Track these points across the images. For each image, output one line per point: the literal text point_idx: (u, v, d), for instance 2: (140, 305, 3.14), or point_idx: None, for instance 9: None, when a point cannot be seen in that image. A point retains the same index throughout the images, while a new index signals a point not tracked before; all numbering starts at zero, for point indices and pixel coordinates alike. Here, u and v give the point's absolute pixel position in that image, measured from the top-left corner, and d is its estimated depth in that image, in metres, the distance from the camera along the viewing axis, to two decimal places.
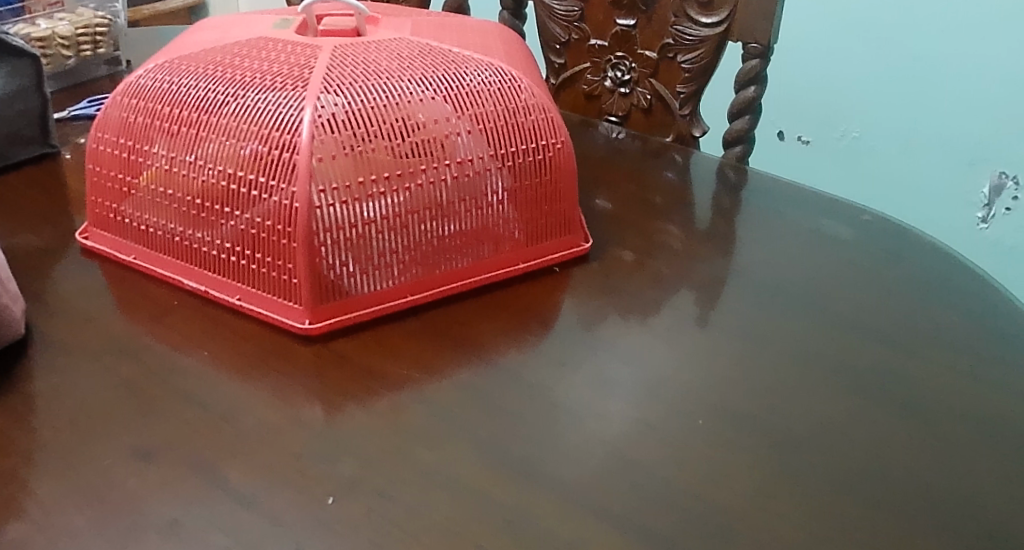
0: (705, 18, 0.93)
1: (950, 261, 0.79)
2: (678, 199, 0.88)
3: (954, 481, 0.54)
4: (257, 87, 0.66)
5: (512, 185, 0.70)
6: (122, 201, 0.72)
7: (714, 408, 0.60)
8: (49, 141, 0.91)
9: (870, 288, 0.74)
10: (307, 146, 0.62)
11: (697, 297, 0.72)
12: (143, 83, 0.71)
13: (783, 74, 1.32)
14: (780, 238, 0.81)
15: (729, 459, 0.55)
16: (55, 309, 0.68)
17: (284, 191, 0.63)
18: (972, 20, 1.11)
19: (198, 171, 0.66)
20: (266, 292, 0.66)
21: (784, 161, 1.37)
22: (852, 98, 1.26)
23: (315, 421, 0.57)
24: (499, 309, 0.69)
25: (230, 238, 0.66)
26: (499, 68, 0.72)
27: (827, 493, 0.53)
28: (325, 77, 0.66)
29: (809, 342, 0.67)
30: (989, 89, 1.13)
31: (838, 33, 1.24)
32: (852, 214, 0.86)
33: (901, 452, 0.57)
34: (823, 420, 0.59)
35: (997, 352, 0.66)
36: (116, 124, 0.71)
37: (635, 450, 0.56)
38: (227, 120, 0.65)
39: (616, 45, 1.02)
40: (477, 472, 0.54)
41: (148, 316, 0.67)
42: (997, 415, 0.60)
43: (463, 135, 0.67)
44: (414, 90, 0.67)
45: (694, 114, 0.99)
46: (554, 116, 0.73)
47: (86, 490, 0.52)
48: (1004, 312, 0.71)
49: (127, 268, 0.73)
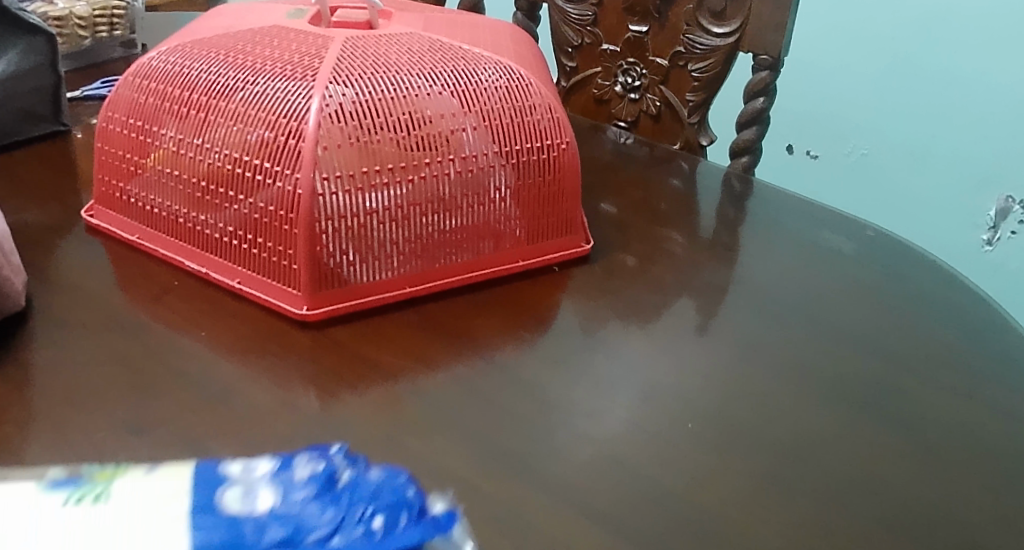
0: (717, 28, 0.93)
1: (949, 278, 0.79)
2: (683, 207, 0.88)
3: (942, 499, 0.54)
4: (267, 74, 0.67)
5: (516, 183, 0.71)
6: (128, 180, 0.72)
7: (705, 414, 0.60)
8: (60, 119, 0.92)
9: (868, 303, 0.74)
10: (313, 134, 0.63)
11: (696, 303, 0.73)
12: (155, 65, 0.71)
13: (794, 87, 1.32)
14: (781, 249, 0.81)
15: (715, 465, 0.56)
16: (57, 285, 0.68)
17: (289, 177, 0.63)
18: (983, 39, 1.11)
19: (204, 154, 0.66)
20: (266, 277, 0.67)
21: (793, 176, 1.37)
22: (862, 115, 1.26)
23: (307, 403, 0.58)
24: (497, 306, 0.70)
25: (233, 222, 0.67)
26: (508, 66, 0.72)
27: (812, 503, 0.53)
28: (335, 68, 0.67)
29: (805, 354, 0.67)
30: (1001, 112, 1.13)
31: (853, 48, 1.23)
32: (855, 229, 0.86)
33: (890, 468, 0.57)
34: (814, 432, 0.59)
35: (993, 372, 0.66)
36: (126, 104, 0.71)
37: (623, 449, 0.57)
38: (237, 105, 0.66)
39: (629, 51, 1.02)
40: (463, 464, 0.54)
41: (147, 296, 0.68)
42: (989, 435, 0.60)
43: (468, 131, 0.67)
44: (422, 84, 0.67)
45: (702, 123, 1.00)
46: (560, 116, 0.73)
47: (78, 463, 0.52)
48: (1001, 334, 0.71)
49: (131, 247, 0.73)
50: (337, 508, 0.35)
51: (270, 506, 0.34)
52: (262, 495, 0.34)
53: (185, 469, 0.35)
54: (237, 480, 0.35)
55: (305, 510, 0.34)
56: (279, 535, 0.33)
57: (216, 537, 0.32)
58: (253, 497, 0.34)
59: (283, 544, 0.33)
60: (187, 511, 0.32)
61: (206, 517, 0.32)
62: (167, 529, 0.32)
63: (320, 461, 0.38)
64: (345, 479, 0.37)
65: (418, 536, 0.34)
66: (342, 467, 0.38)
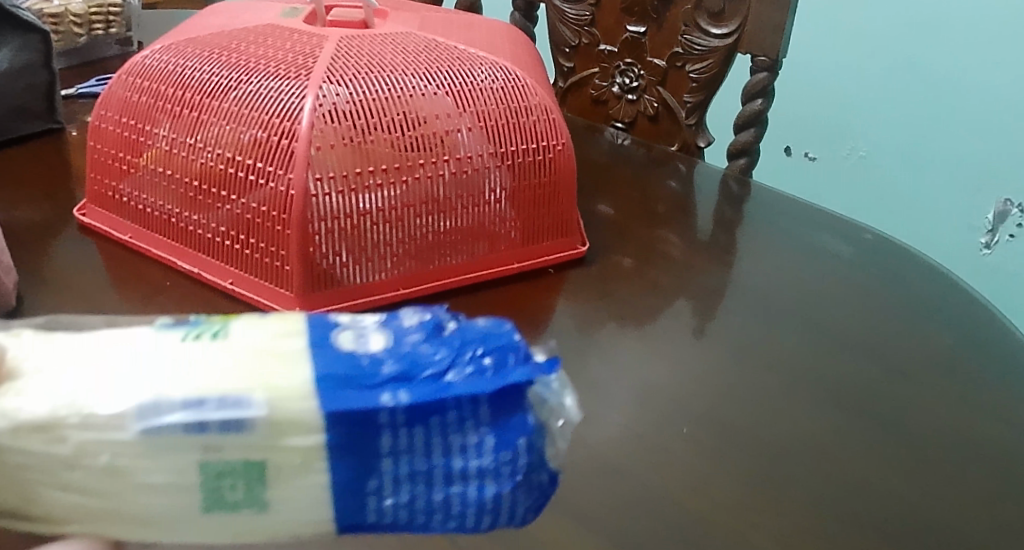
0: (715, 29, 0.93)
1: (947, 282, 0.78)
2: (680, 208, 0.88)
3: (939, 505, 0.54)
4: (260, 73, 0.67)
5: (511, 185, 0.71)
6: (121, 179, 0.72)
7: (699, 418, 0.60)
8: (54, 117, 0.92)
9: (865, 306, 0.74)
10: (306, 134, 0.63)
11: (692, 306, 0.72)
12: (148, 63, 0.71)
13: (793, 89, 1.32)
14: (777, 252, 0.81)
15: (710, 468, 0.55)
16: (48, 284, 0.68)
17: (281, 177, 0.63)
18: (983, 42, 1.11)
19: (197, 154, 0.66)
20: (258, 278, 0.66)
21: (791, 178, 1.37)
22: (861, 117, 1.25)
23: None
24: (491, 308, 0.69)
25: (225, 222, 0.66)
26: (504, 67, 0.72)
27: (804, 508, 0.53)
28: (329, 67, 0.67)
29: (801, 357, 0.67)
30: (1001, 115, 1.12)
31: (852, 50, 1.23)
32: (853, 232, 0.85)
33: (887, 473, 0.56)
34: (810, 436, 0.59)
35: (990, 378, 0.66)
36: (119, 103, 0.71)
37: (617, 454, 0.56)
38: (230, 105, 0.65)
39: (626, 52, 1.02)
40: None
41: (139, 296, 0.67)
42: (987, 441, 0.60)
43: (464, 132, 0.67)
44: (418, 84, 0.67)
45: (699, 124, 0.99)
46: (556, 117, 0.73)
47: None
48: (998, 339, 0.71)
49: (123, 246, 0.73)
50: (449, 349, 0.33)
51: (385, 347, 0.33)
52: (374, 337, 0.33)
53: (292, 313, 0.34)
54: (346, 323, 0.34)
55: (418, 351, 0.33)
56: (395, 372, 0.32)
57: (334, 373, 0.31)
58: (366, 339, 0.33)
59: (401, 382, 0.32)
60: (304, 347, 0.32)
61: (322, 355, 0.32)
62: (283, 366, 0.31)
63: (424, 307, 0.36)
64: (455, 325, 0.35)
65: (528, 374, 0.33)
66: (450, 315, 0.37)
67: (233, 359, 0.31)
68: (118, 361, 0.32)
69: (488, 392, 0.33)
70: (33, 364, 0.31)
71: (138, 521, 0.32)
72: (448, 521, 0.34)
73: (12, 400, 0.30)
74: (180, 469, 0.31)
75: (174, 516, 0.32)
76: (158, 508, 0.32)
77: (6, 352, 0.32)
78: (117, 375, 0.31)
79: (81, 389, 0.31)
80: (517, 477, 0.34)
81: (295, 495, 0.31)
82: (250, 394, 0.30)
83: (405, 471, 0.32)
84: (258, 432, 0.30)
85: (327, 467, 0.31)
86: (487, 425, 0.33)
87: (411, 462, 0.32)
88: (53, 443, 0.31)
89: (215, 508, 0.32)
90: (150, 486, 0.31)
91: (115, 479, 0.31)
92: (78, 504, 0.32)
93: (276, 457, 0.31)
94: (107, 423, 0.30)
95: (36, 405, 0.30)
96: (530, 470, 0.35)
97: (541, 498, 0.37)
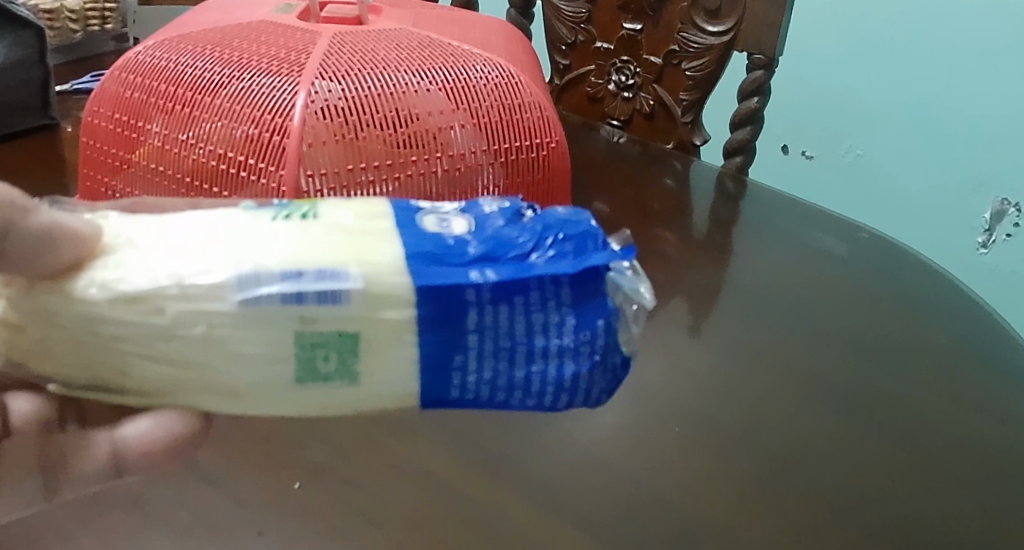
0: (711, 27, 0.93)
1: (941, 280, 0.78)
2: (675, 206, 0.88)
3: (930, 503, 0.54)
4: (253, 70, 0.67)
5: (505, 182, 0.70)
6: (113, 176, 0.71)
7: (692, 417, 0.60)
8: (48, 113, 0.91)
9: (859, 304, 0.74)
10: (298, 130, 0.63)
11: (687, 304, 0.72)
12: (142, 59, 0.71)
13: (789, 88, 1.31)
14: (772, 250, 0.81)
15: (702, 466, 0.55)
16: None
17: (273, 174, 0.63)
18: (979, 42, 1.11)
19: (189, 150, 0.65)
20: None
21: (789, 177, 1.36)
22: (858, 115, 1.25)
23: None
24: None
25: None
26: (498, 64, 0.72)
27: (796, 506, 0.53)
28: (322, 64, 0.67)
29: (795, 354, 0.67)
30: (997, 114, 1.12)
31: (849, 49, 1.23)
32: (848, 230, 0.85)
33: (879, 471, 0.56)
34: (802, 434, 0.59)
35: (983, 376, 0.66)
36: (111, 99, 0.71)
37: (610, 453, 0.56)
38: (223, 101, 0.65)
39: (622, 49, 1.01)
40: (447, 465, 0.54)
41: None
42: (979, 439, 0.60)
43: (457, 129, 0.67)
44: (412, 80, 0.67)
45: (695, 122, 0.99)
46: (549, 115, 0.73)
47: None
48: (991, 337, 0.71)
49: None
50: (530, 235, 0.42)
51: (470, 231, 0.42)
52: (460, 224, 0.42)
53: (385, 203, 0.42)
54: (435, 214, 0.42)
55: (504, 236, 0.41)
56: (482, 253, 0.40)
57: (426, 251, 0.40)
58: (452, 225, 0.42)
59: (488, 262, 0.40)
60: (391, 228, 0.41)
61: (415, 235, 0.41)
62: (378, 244, 0.40)
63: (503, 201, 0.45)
64: (530, 217, 0.44)
65: (604, 259, 0.41)
66: (526, 208, 0.45)
67: (320, 234, 0.40)
68: (216, 233, 0.40)
69: (568, 272, 0.41)
70: (127, 240, 0.40)
71: (228, 391, 0.40)
72: (526, 391, 0.42)
73: (114, 272, 0.39)
74: (280, 339, 0.39)
75: (266, 385, 0.40)
76: (253, 374, 0.39)
77: (104, 231, 0.40)
78: (216, 246, 0.39)
79: (181, 264, 0.39)
80: (595, 356, 0.42)
81: (384, 359, 0.40)
82: (346, 269, 0.39)
83: (489, 340, 0.40)
84: (353, 303, 0.39)
85: (418, 337, 0.39)
86: (568, 305, 0.41)
87: (494, 336, 0.40)
88: (151, 313, 0.39)
89: (308, 377, 0.39)
90: (248, 356, 0.39)
91: (210, 346, 0.39)
92: (168, 377, 0.40)
93: (367, 328, 0.39)
94: (208, 293, 0.38)
95: (138, 279, 0.39)
96: (606, 350, 0.42)
97: (613, 381, 0.45)
